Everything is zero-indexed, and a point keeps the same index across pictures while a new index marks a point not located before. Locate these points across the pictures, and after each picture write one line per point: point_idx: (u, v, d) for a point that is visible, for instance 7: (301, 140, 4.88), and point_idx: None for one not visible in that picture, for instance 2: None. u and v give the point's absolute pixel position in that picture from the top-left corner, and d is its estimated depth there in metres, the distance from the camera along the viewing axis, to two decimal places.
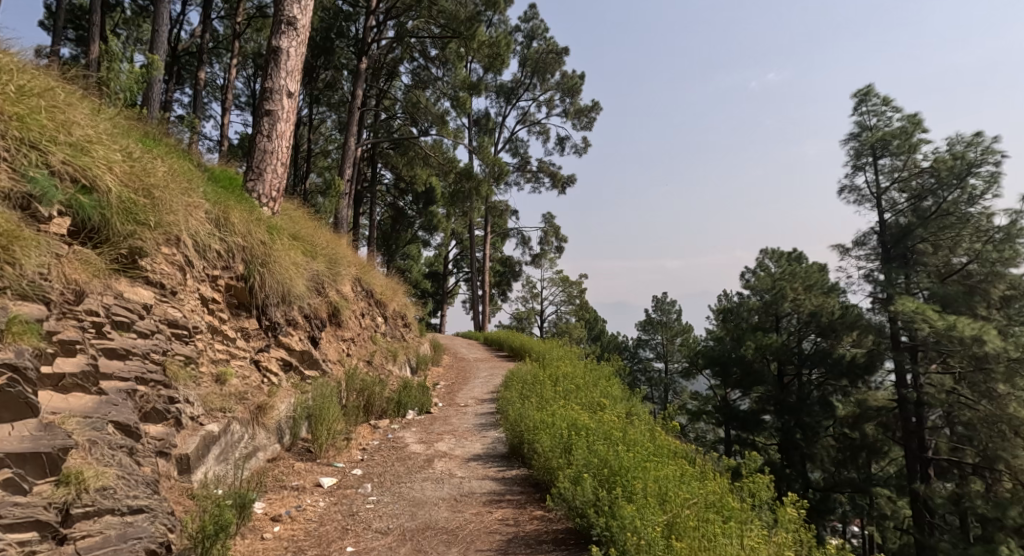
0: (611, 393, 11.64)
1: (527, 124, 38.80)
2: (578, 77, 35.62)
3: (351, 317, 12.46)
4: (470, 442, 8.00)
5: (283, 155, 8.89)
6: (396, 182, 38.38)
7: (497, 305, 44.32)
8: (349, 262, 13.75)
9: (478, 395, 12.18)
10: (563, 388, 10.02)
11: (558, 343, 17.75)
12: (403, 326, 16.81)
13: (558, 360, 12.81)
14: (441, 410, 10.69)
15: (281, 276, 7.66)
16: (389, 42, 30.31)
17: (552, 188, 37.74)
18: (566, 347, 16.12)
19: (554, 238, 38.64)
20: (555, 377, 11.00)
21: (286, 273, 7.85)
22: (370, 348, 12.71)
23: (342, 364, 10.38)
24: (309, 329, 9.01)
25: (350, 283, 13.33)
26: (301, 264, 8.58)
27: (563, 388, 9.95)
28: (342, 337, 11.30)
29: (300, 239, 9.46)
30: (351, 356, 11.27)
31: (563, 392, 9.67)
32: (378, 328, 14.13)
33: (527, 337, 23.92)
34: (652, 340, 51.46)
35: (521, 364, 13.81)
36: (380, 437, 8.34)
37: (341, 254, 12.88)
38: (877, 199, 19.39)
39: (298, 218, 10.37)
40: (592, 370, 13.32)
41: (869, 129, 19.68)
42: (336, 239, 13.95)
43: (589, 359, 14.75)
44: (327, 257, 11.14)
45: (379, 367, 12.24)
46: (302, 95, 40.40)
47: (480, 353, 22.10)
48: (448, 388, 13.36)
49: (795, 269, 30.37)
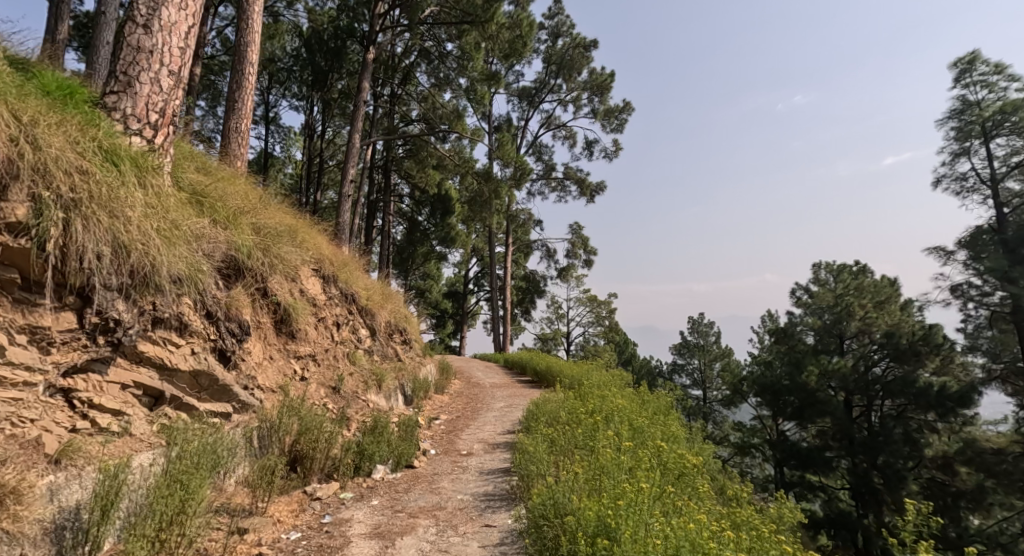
0: (673, 432, 8.22)
1: (552, 128, 35.68)
2: (609, 74, 32.49)
3: (314, 328, 9.08)
4: (458, 543, 4.59)
5: (175, 58, 5.61)
6: (411, 192, 35.37)
7: (519, 326, 40.82)
8: (322, 257, 10.42)
9: (487, 438, 8.72)
10: (620, 429, 6.74)
11: (593, 367, 14.20)
12: (399, 344, 13.35)
13: (599, 387, 9.44)
14: (430, 464, 7.11)
15: (122, 234, 4.47)
16: (401, 33, 27.31)
17: (579, 196, 34.60)
18: (602, 369, 12.58)
19: (583, 251, 35.19)
20: (600, 409, 7.69)
21: (144, 228, 4.67)
22: (341, 371, 9.29)
23: (280, 392, 7.03)
24: (214, 338, 5.72)
25: (318, 283, 9.97)
26: (187, 228, 5.30)
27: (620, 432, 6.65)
28: (293, 353, 7.96)
29: (206, 198, 6.16)
30: (306, 383, 7.90)
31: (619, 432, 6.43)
32: (359, 345, 10.73)
33: (554, 359, 20.42)
34: (688, 365, 47.52)
35: (548, 392, 10.40)
36: (311, 524, 4.86)
37: (299, 241, 9.52)
38: (990, 186, 15.68)
39: (221, 175, 7.10)
40: (639, 396, 9.92)
41: (976, 104, 16.15)
42: (303, 225, 10.57)
43: (634, 384, 11.25)
44: (268, 236, 7.85)
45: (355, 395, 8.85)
46: (314, 103, 37.69)
47: (498, 378, 18.62)
48: (449, 426, 9.92)
49: (861, 284, 27.85)
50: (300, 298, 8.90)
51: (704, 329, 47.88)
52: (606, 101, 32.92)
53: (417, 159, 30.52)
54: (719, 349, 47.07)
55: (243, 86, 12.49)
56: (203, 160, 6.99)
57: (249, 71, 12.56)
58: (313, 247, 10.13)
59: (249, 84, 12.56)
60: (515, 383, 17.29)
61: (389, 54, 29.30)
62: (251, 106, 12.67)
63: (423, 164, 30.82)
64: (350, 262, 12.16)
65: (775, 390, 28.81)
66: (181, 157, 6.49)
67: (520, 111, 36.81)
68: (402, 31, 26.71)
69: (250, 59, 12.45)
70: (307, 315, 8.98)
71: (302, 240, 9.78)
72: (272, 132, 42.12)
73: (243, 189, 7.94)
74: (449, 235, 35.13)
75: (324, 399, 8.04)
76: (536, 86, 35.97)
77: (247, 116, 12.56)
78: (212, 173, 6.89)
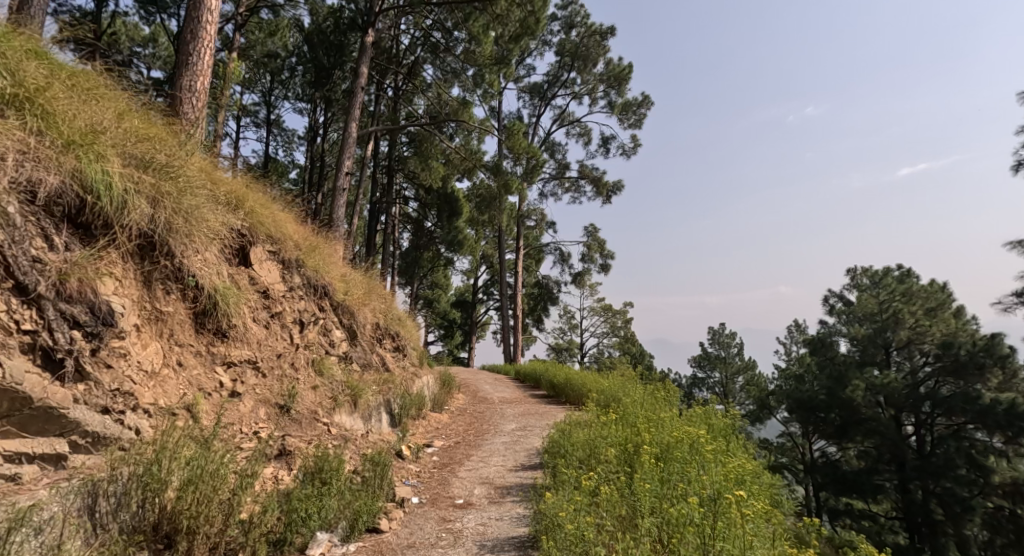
0: (747, 461, 5.96)
1: (565, 124, 33.48)
2: (627, 64, 30.27)
3: (261, 326, 6.82)
4: None
5: None
6: (415, 192, 33.00)
7: (531, 337, 38.33)
8: (282, 236, 8.06)
9: (492, 478, 6.35)
10: (707, 474, 4.51)
11: (623, 378, 11.81)
12: (384, 350, 10.93)
13: (637, 406, 7.14)
14: (408, 528, 4.77)
15: None
16: (403, 18, 24.93)
17: (594, 197, 32.44)
18: (634, 381, 10.22)
19: (599, 255, 32.90)
20: (660, 438, 5.42)
21: None
22: (299, 388, 6.91)
23: (193, 415, 4.77)
24: (32, 332, 3.86)
25: (277, 272, 7.69)
26: None
27: (709, 478, 4.41)
28: (221, 359, 5.68)
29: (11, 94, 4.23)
30: (239, 402, 5.58)
31: (709, 482, 4.20)
32: (331, 351, 8.37)
33: (573, 369, 18.05)
34: (709, 378, 44.92)
35: (576, 411, 8.12)
36: None
37: (251, 218, 7.34)
38: None
39: (101, 93, 5.09)
40: (681, 408, 7.61)
41: None
42: (263, 199, 8.21)
43: (680, 397, 8.76)
44: (199, 192, 5.51)
45: (316, 413, 6.47)
46: (314, 103, 35.54)
47: (509, 393, 16.25)
48: (445, 456, 7.59)
49: (910, 289, 27.42)
50: (237, 285, 6.58)
51: (726, 340, 45.38)
52: (623, 94, 30.66)
53: (421, 156, 28.22)
54: (741, 361, 44.86)
55: (199, 37, 10.08)
56: (58, 62, 4.89)
57: (208, 19, 10.19)
58: (268, 227, 7.73)
59: (208, 35, 10.18)
60: (529, 398, 14.91)
61: (390, 44, 26.99)
62: (210, 61, 10.24)
63: (427, 162, 28.55)
64: (326, 247, 9.81)
65: (811, 407, 26.96)
66: (0, 34, 4.41)
67: (531, 107, 34.63)
68: (406, 17, 24.44)
69: (207, 4, 10.09)
70: (247, 306, 6.65)
71: (249, 214, 7.35)
72: (274, 135, 40.08)
73: (150, 125, 5.48)
74: (456, 239, 32.71)
75: (265, 424, 5.68)
76: (548, 81, 33.74)
77: (204, 72, 10.08)
78: (61, 73, 4.77)
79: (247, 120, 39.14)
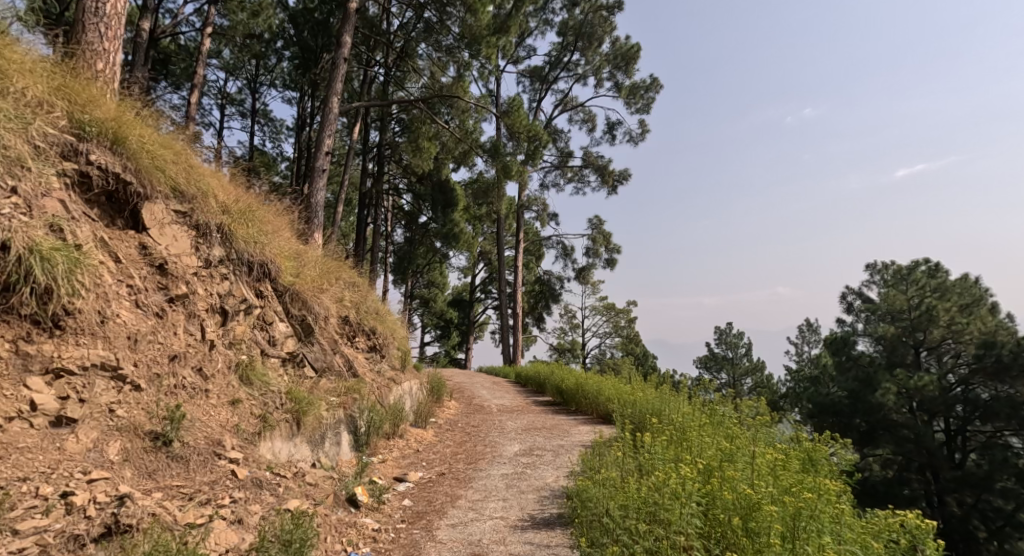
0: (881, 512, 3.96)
1: (568, 110, 31.28)
2: (635, 42, 28.08)
3: (146, 315, 4.64)
4: None
5: None
6: (408, 182, 30.63)
7: (531, 337, 36.09)
8: (200, 192, 5.80)
9: (486, 548, 4.21)
10: None
11: (647, 384, 9.66)
12: (352, 351, 8.74)
13: (688, 434, 4.88)
14: None
15: None
16: None
17: (599, 187, 30.31)
18: (665, 389, 8.09)
19: (604, 249, 30.76)
20: (772, 500, 3.23)
21: None
22: (203, 406, 4.72)
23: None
24: None
25: (186, 240, 5.43)
26: None
27: None
28: (45, 366, 3.65)
29: None
30: (66, 436, 3.49)
31: None
32: (269, 353, 6.22)
33: (580, 371, 15.94)
34: (716, 380, 42.86)
35: (604, 439, 5.98)
36: None
37: (141, 161, 5.13)
38: None
39: None
40: (735, 420, 5.35)
41: None
42: (171, 141, 5.91)
43: (724, 397, 6.49)
44: None
45: (222, 439, 4.30)
46: (301, 89, 33.11)
47: (509, 400, 14.08)
48: (423, 498, 5.45)
49: (944, 284, 25.35)
50: (95, 258, 4.36)
51: (733, 340, 43.39)
52: (631, 75, 28.49)
53: (412, 141, 25.89)
54: (749, 362, 42.94)
55: None
56: None
57: None
58: (172, 174, 5.46)
59: None
60: (533, 407, 12.78)
61: (379, 18, 24.49)
62: None
63: (418, 146, 26.24)
64: (272, 218, 7.57)
65: (833, 412, 24.63)
66: None
67: (532, 93, 32.41)
68: None
69: None
70: (111, 287, 4.41)
71: (131, 151, 5.09)
72: (261, 125, 37.73)
73: None
74: (453, 233, 29.72)
75: (120, 468, 3.56)
76: (549, 63, 31.52)
77: None
78: None
79: (232, 109, 36.72)
